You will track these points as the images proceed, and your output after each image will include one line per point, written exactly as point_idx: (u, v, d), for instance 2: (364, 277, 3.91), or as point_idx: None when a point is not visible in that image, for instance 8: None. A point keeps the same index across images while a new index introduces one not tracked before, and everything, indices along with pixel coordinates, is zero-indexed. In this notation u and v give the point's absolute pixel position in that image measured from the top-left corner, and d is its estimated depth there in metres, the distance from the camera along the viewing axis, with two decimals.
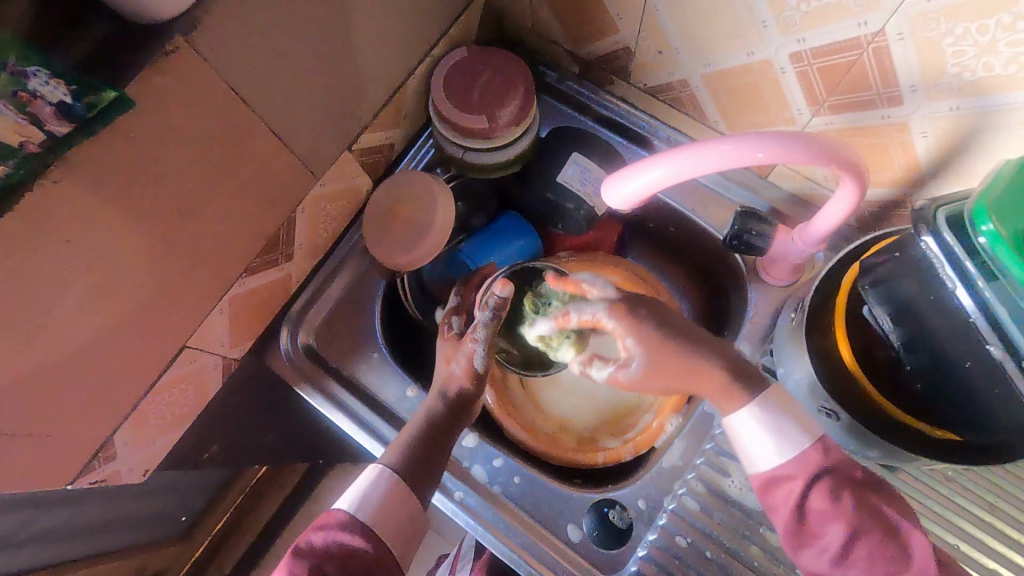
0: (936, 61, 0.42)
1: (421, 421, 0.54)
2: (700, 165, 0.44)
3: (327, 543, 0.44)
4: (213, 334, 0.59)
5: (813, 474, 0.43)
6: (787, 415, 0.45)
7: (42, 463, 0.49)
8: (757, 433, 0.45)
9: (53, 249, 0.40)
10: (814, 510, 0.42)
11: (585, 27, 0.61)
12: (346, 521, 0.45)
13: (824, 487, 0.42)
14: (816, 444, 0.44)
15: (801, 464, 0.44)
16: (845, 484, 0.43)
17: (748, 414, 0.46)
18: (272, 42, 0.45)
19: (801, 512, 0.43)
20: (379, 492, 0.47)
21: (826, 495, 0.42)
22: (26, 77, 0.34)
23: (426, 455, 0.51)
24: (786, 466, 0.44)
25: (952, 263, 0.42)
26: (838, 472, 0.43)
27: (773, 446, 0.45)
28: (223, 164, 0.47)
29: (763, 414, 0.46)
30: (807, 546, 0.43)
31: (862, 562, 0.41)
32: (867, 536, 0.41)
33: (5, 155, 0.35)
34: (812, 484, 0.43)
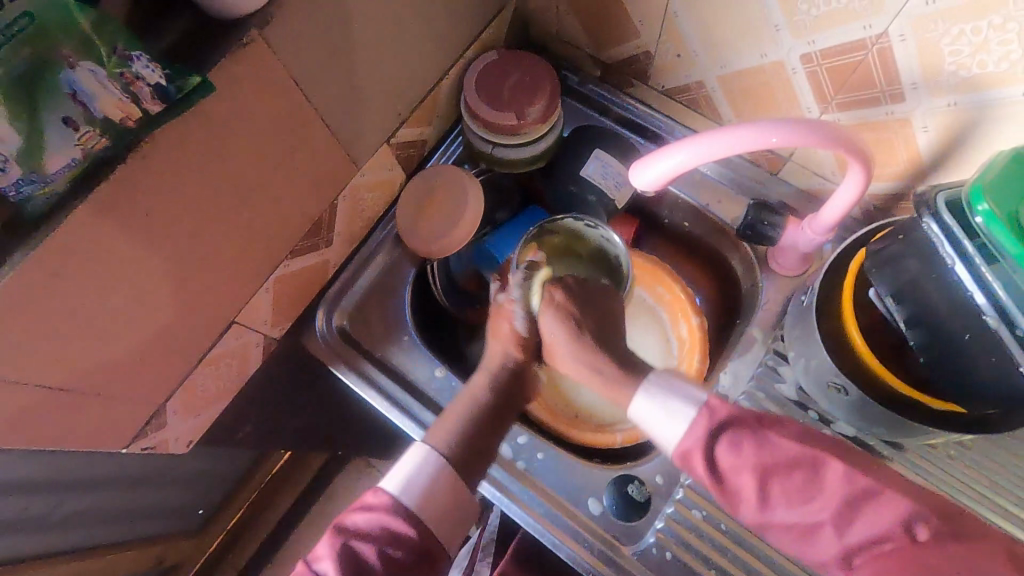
0: (935, 60, 0.46)
1: (480, 393, 0.57)
2: (721, 148, 0.49)
3: (371, 522, 0.47)
4: (259, 312, 0.63)
5: (710, 433, 0.45)
6: (672, 388, 0.49)
7: (105, 424, 0.54)
8: (655, 411, 0.48)
9: (134, 220, 0.44)
10: (725, 465, 0.44)
11: (608, 32, 0.66)
12: (391, 504, 0.48)
13: (724, 441, 0.45)
14: (701, 411, 0.46)
15: (696, 434, 0.45)
16: (743, 433, 0.45)
17: (643, 399, 0.49)
18: (331, 38, 0.49)
19: (712, 465, 0.45)
20: (425, 478, 0.50)
21: (729, 447, 0.44)
22: (131, 61, 0.39)
23: (474, 447, 0.54)
24: (686, 437, 0.46)
25: (950, 240, 0.46)
26: (734, 424, 0.45)
27: (677, 416, 0.47)
28: (280, 150, 0.51)
29: (654, 392, 0.49)
30: (735, 500, 0.45)
31: (782, 500, 0.43)
32: (777, 475, 0.43)
33: (108, 129, 0.39)
34: (715, 442, 0.45)
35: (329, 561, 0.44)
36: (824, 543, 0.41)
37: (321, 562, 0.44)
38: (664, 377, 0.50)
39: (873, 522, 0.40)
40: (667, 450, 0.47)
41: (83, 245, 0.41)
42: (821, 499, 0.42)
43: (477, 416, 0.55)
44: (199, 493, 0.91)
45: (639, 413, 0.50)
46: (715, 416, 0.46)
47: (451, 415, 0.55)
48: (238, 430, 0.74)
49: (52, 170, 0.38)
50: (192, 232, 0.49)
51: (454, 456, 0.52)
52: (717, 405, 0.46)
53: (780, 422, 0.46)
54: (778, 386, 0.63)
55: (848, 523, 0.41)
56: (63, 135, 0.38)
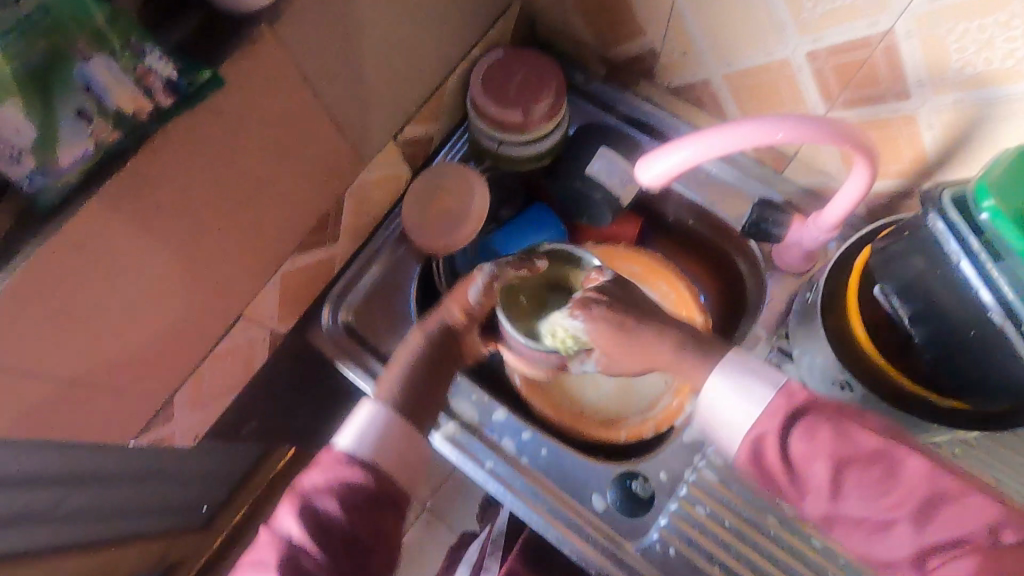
0: (940, 57, 0.46)
1: (408, 358, 0.54)
2: (725, 144, 0.49)
3: (326, 480, 0.46)
4: (265, 308, 0.63)
5: (788, 419, 0.45)
6: (751, 369, 0.47)
7: (113, 417, 0.54)
8: (729, 393, 0.47)
9: (145, 213, 0.44)
10: (797, 451, 0.44)
11: (614, 30, 0.66)
12: (346, 458, 0.47)
13: (799, 429, 0.44)
14: (780, 393, 0.46)
15: (773, 416, 0.45)
16: (820, 419, 0.44)
17: (716, 378, 0.48)
18: (339, 35, 0.50)
19: (782, 450, 0.44)
20: (375, 428, 0.48)
21: (804, 435, 0.44)
22: (144, 54, 0.39)
23: (433, 367, 0.54)
24: (759, 419, 0.45)
25: (955, 236, 0.46)
26: (811, 410, 0.45)
27: (749, 398, 0.46)
28: (288, 145, 0.52)
29: (731, 376, 0.48)
30: (802, 489, 0.44)
31: (854, 492, 0.43)
32: (854, 466, 0.43)
33: (120, 122, 0.39)
34: (791, 428, 0.45)
35: (289, 521, 0.44)
36: (896, 540, 0.41)
37: (285, 522, 0.45)
38: (739, 360, 0.49)
39: (953, 522, 0.40)
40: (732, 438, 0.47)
41: (95, 238, 0.42)
42: (897, 496, 0.42)
43: (416, 368, 0.54)
44: (203, 488, 0.92)
45: (707, 396, 0.48)
46: (793, 401, 0.45)
47: (400, 360, 0.55)
48: (243, 424, 0.75)
49: (65, 163, 0.38)
50: (201, 224, 0.49)
51: (399, 406, 0.51)
52: (796, 390, 0.46)
53: (858, 416, 0.46)
54: None
55: (924, 521, 0.41)
56: (75, 128, 0.38)
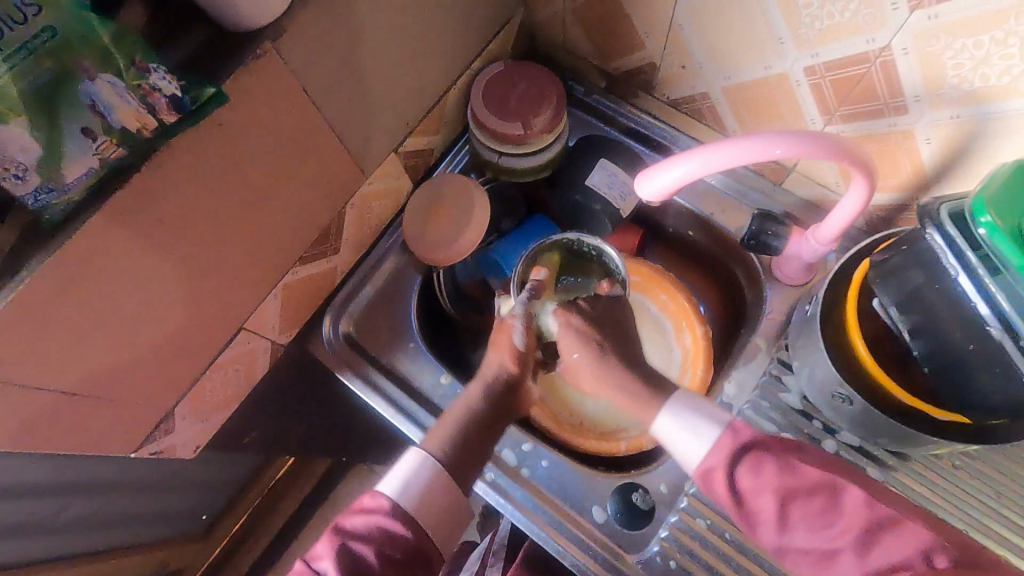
0: (938, 73, 0.47)
1: (464, 412, 0.55)
2: (722, 160, 0.49)
3: (370, 527, 0.46)
4: (267, 319, 0.63)
5: (732, 455, 0.46)
6: (697, 408, 0.49)
7: (114, 429, 0.54)
8: (679, 431, 0.49)
9: (148, 227, 0.45)
10: (746, 486, 0.45)
11: (614, 43, 0.67)
12: (388, 506, 0.47)
13: (744, 464, 0.45)
14: (726, 431, 0.47)
15: (719, 451, 0.46)
16: (762, 452, 0.46)
17: (665, 416, 0.50)
18: (342, 51, 0.50)
19: (730, 483, 0.45)
20: (424, 479, 0.49)
21: (751, 469, 0.45)
22: (149, 72, 0.39)
23: (471, 449, 0.53)
24: (709, 456, 0.47)
25: (953, 251, 0.46)
26: (755, 445, 0.46)
27: (701, 436, 0.48)
28: (290, 158, 0.52)
29: (678, 412, 0.49)
30: (753, 520, 0.45)
31: (800, 524, 0.43)
32: (798, 498, 0.43)
33: (125, 139, 0.40)
34: (737, 463, 0.46)
35: (328, 562, 0.44)
36: (843, 569, 0.41)
37: (321, 562, 0.44)
38: (687, 398, 0.50)
39: (894, 549, 0.40)
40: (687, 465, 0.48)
41: (98, 251, 0.42)
42: (841, 524, 0.42)
43: (472, 423, 0.54)
44: (203, 498, 0.92)
45: (661, 431, 0.50)
46: (739, 437, 0.47)
47: (458, 417, 0.54)
48: (245, 434, 0.75)
49: (70, 179, 0.39)
50: (202, 237, 0.49)
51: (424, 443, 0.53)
52: (740, 426, 0.47)
53: (801, 447, 0.47)
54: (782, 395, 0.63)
55: (867, 549, 0.41)
56: (80, 145, 0.38)
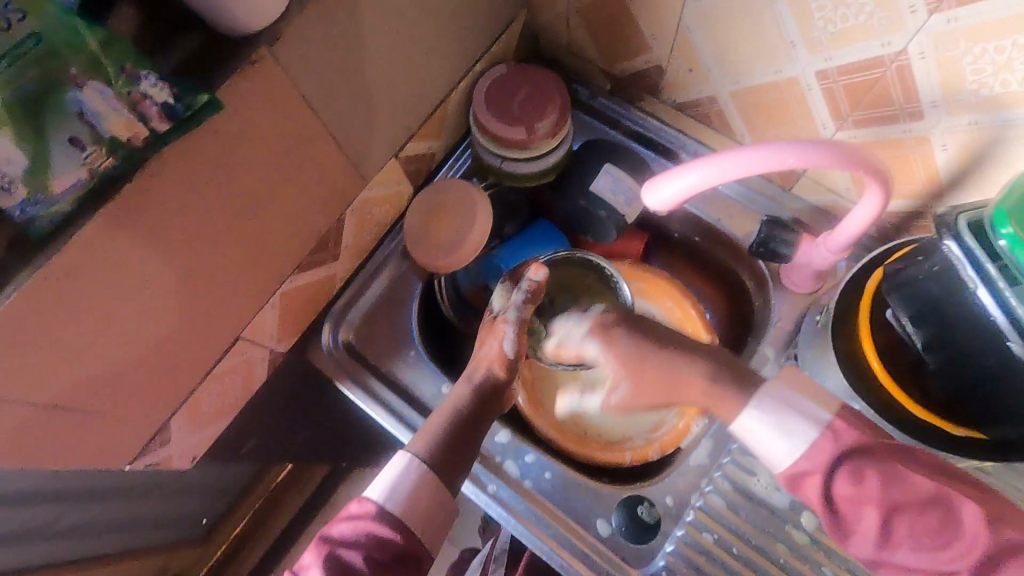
0: (956, 77, 0.45)
1: (454, 409, 0.55)
2: (735, 170, 0.48)
3: (355, 532, 0.45)
4: (264, 327, 0.62)
5: (835, 460, 0.42)
6: (789, 404, 0.45)
7: (108, 443, 0.53)
8: (767, 430, 0.45)
9: (140, 238, 0.43)
10: (845, 497, 0.41)
11: (619, 45, 0.65)
12: (375, 512, 0.46)
13: (849, 471, 0.41)
14: (825, 433, 0.42)
15: (818, 455, 0.42)
16: (870, 462, 0.41)
17: (751, 414, 0.46)
18: (340, 55, 0.49)
19: (830, 495, 0.41)
20: (409, 483, 0.48)
21: (853, 479, 0.41)
22: (139, 79, 0.38)
23: (459, 440, 0.53)
24: (801, 461, 0.43)
25: (972, 263, 0.44)
26: (862, 452, 0.41)
27: (794, 437, 0.43)
28: (290, 166, 0.51)
29: (765, 410, 0.45)
30: (847, 534, 0.41)
31: (905, 541, 0.39)
32: (906, 513, 0.40)
33: (115, 149, 0.38)
34: (838, 470, 0.41)
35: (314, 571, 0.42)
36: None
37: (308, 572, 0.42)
38: (773, 393, 0.46)
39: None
40: (774, 468, 0.45)
41: (88, 262, 0.41)
42: (956, 546, 0.39)
43: (457, 421, 0.54)
44: (203, 504, 0.91)
45: (745, 427, 0.46)
46: (842, 440, 0.42)
47: (444, 412, 0.55)
48: (243, 442, 0.73)
49: (58, 191, 0.38)
50: (197, 247, 0.48)
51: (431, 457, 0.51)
52: (842, 429, 0.42)
53: (908, 451, 0.42)
54: None
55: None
56: (67, 154, 0.37)
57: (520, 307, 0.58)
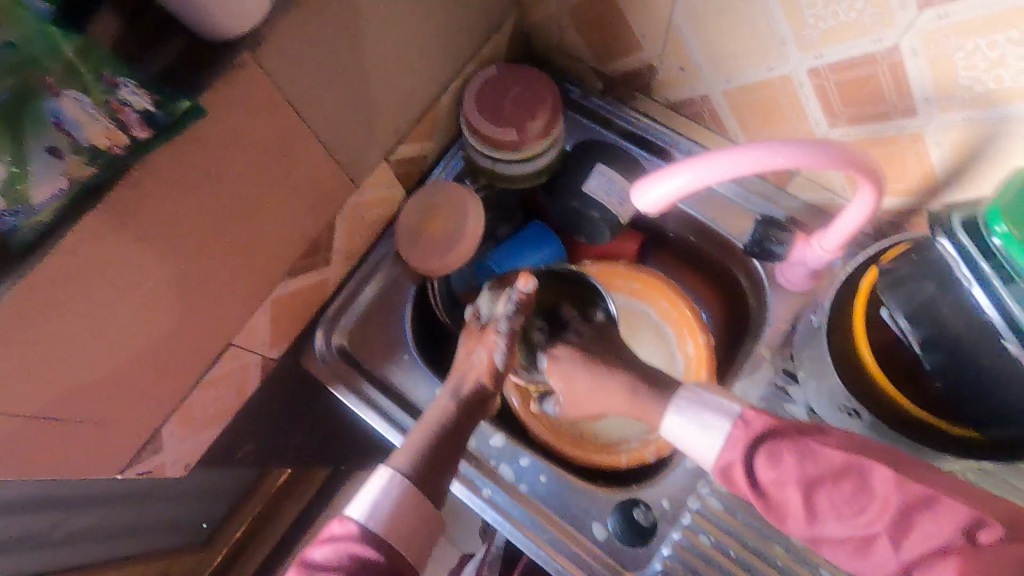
0: (948, 74, 0.44)
1: (437, 421, 0.55)
2: (723, 171, 0.47)
3: (337, 553, 0.44)
4: (256, 333, 0.62)
5: (753, 442, 0.43)
6: (705, 401, 0.47)
7: (99, 453, 0.53)
8: (690, 427, 0.47)
9: (125, 248, 0.43)
10: (766, 478, 0.41)
11: (610, 45, 0.65)
12: (358, 532, 0.45)
13: (762, 453, 0.42)
14: (738, 423, 0.45)
15: (735, 440, 0.44)
16: (780, 442, 0.42)
17: (673, 417, 0.49)
18: (326, 60, 0.49)
19: (750, 478, 0.42)
20: (391, 498, 0.48)
21: (769, 458, 0.42)
22: (118, 87, 0.38)
23: (443, 449, 0.53)
24: (722, 449, 0.44)
25: (966, 262, 0.44)
26: (770, 434, 0.43)
27: (713, 430, 0.46)
28: (277, 172, 0.51)
29: (686, 408, 0.48)
30: (780, 516, 0.41)
31: (830, 514, 0.39)
32: (823, 485, 0.40)
33: (96, 157, 0.38)
34: (755, 454, 0.43)
35: None
36: (879, 557, 0.38)
37: None
38: (691, 394, 0.49)
39: (931, 532, 0.37)
40: (706, 462, 0.46)
41: (71, 273, 0.41)
42: (874, 509, 0.38)
43: (440, 435, 0.53)
44: (201, 510, 0.90)
45: (673, 426, 0.49)
46: (752, 429, 0.44)
47: (427, 424, 0.54)
48: (238, 448, 0.73)
49: (39, 201, 0.37)
50: (184, 255, 0.48)
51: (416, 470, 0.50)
52: (751, 417, 0.44)
53: (824, 430, 0.43)
54: (788, 407, 0.62)
55: (904, 535, 0.37)
56: (47, 165, 0.37)
57: (509, 318, 0.54)
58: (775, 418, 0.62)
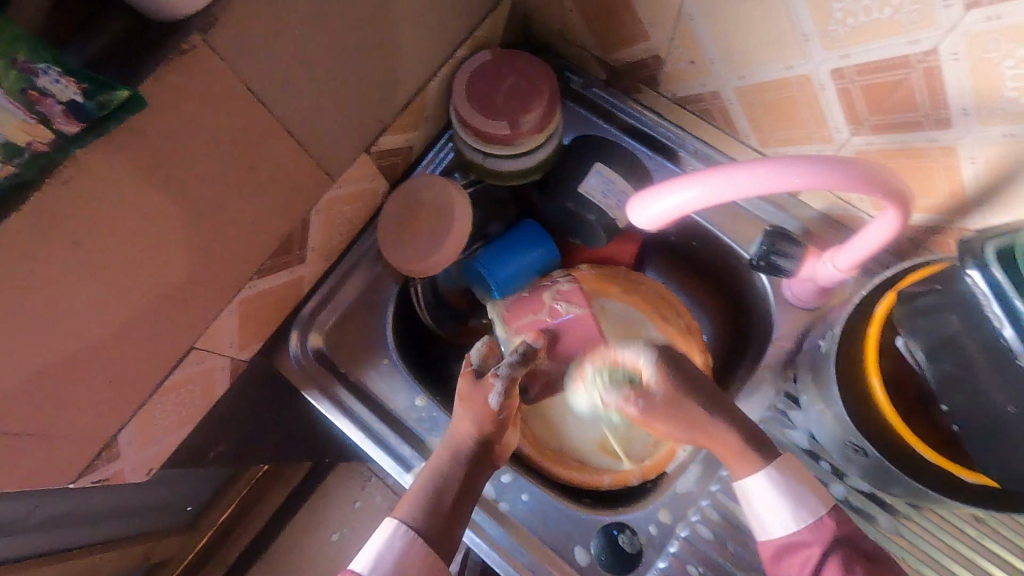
0: (992, 84, 0.39)
1: (445, 466, 0.52)
2: (727, 189, 0.43)
3: None
4: (222, 335, 0.58)
5: (828, 543, 0.48)
6: (804, 488, 0.51)
7: (45, 464, 0.49)
8: (766, 501, 0.51)
9: (59, 249, 0.39)
10: (828, 574, 0.47)
11: (615, 33, 0.59)
12: None
13: (837, 558, 0.47)
14: (814, 522, 0.49)
15: (815, 532, 0.49)
16: (853, 554, 0.47)
17: (761, 479, 0.51)
18: (293, 43, 0.43)
19: (815, 569, 0.48)
20: (395, 551, 0.47)
21: (839, 566, 0.47)
22: (36, 74, 0.33)
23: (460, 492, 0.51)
24: (803, 532, 0.49)
25: (999, 299, 0.39)
26: (842, 540, 0.48)
27: (781, 517, 0.50)
28: (237, 166, 0.46)
29: (778, 481, 0.50)
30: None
31: None
32: None
33: (12, 153, 0.34)
34: (826, 553, 0.48)
35: None
36: None
37: None
38: (787, 471, 0.51)
39: None
40: (765, 536, 0.51)
41: None
42: None
43: (443, 482, 0.51)
44: (180, 503, 0.88)
45: (745, 491, 0.52)
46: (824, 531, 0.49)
47: (436, 479, 0.51)
48: (209, 452, 0.69)
49: None
50: (128, 258, 0.43)
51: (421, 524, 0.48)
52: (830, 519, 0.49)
53: (886, 557, 0.48)
54: (788, 432, 0.58)
55: None
56: None
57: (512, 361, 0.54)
58: (772, 443, 0.58)
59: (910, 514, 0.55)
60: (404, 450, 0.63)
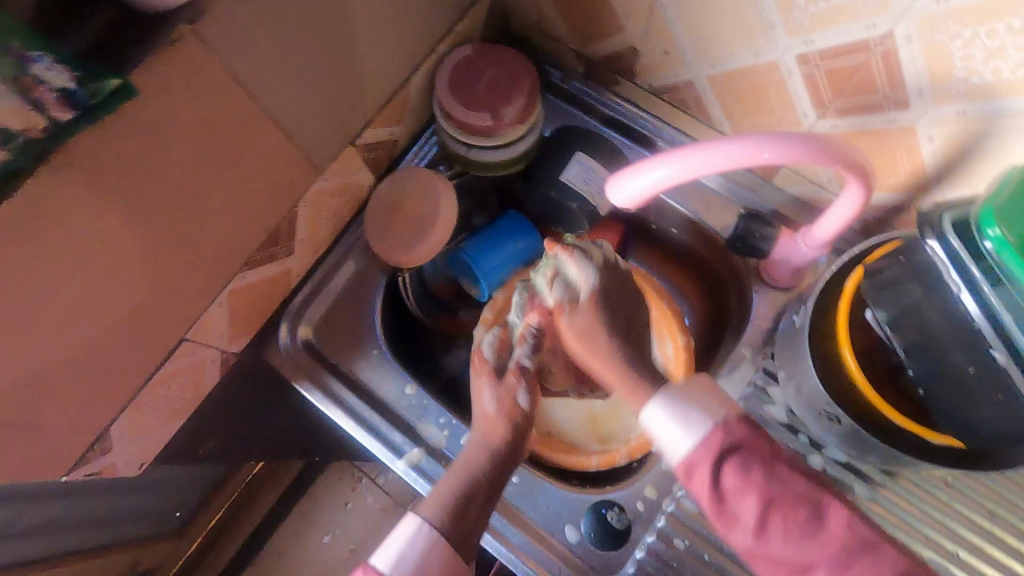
0: (944, 65, 0.42)
1: (468, 467, 0.52)
2: (701, 166, 0.45)
3: None
4: (212, 327, 0.58)
5: (722, 451, 0.44)
6: (688, 400, 0.46)
7: (37, 457, 0.49)
8: (666, 424, 0.46)
9: (52, 237, 0.39)
10: (728, 486, 0.44)
11: (591, 26, 0.61)
12: None
13: (734, 464, 0.44)
14: (716, 428, 0.45)
15: (706, 447, 0.44)
16: (750, 457, 0.44)
17: (654, 407, 0.47)
18: (278, 35, 0.45)
19: (715, 483, 0.44)
20: (417, 551, 0.46)
21: (735, 471, 0.44)
22: (31, 63, 0.34)
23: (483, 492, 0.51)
24: (693, 446, 0.45)
25: (957, 266, 0.42)
26: (739, 445, 0.45)
27: (682, 433, 0.45)
28: (226, 157, 0.47)
29: (670, 404, 0.46)
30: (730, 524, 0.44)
31: (778, 534, 0.42)
32: (780, 506, 0.43)
33: (6, 139, 0.34)
34: (724, 462, 0.44)
35: None
36: None
37: None
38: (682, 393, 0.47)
39: None
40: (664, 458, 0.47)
41: None
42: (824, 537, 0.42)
43: (472, 481, 0.51)
44: (170, 504, 0.88)
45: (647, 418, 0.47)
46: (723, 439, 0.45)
47: (458, 480, 0.51)
48: (199, 447, 0.70)
49: None
50: (120, 248, 0.44)
51: (446, 526, 0.48)
52: (731, 424, 0.45)
53: (782, 451, 0.46)
54: (767, 408, 0.60)
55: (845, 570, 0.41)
56: None
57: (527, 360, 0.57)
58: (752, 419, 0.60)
59: (884, 481, 0.57)
60: (394, 437, 0.64)
